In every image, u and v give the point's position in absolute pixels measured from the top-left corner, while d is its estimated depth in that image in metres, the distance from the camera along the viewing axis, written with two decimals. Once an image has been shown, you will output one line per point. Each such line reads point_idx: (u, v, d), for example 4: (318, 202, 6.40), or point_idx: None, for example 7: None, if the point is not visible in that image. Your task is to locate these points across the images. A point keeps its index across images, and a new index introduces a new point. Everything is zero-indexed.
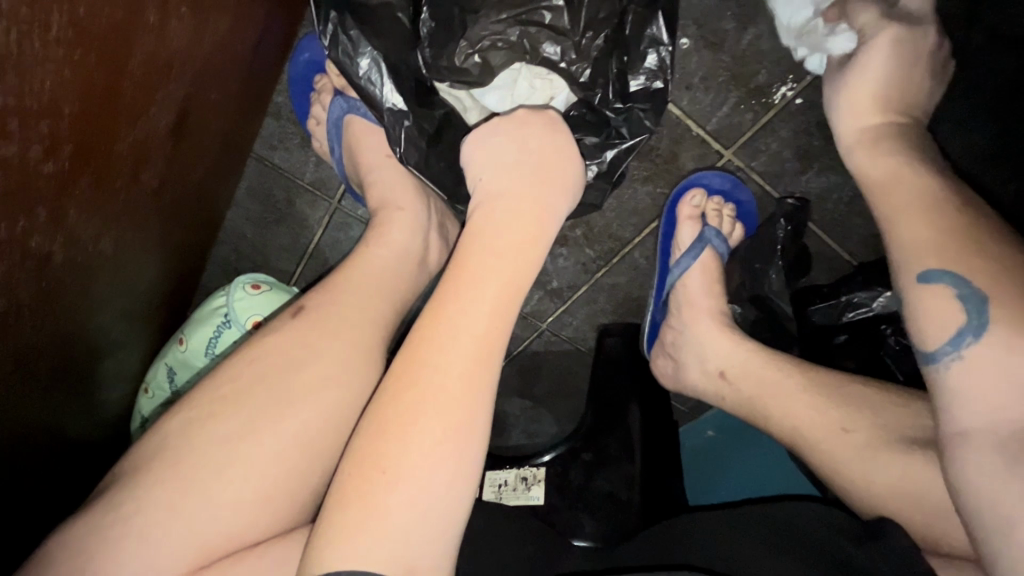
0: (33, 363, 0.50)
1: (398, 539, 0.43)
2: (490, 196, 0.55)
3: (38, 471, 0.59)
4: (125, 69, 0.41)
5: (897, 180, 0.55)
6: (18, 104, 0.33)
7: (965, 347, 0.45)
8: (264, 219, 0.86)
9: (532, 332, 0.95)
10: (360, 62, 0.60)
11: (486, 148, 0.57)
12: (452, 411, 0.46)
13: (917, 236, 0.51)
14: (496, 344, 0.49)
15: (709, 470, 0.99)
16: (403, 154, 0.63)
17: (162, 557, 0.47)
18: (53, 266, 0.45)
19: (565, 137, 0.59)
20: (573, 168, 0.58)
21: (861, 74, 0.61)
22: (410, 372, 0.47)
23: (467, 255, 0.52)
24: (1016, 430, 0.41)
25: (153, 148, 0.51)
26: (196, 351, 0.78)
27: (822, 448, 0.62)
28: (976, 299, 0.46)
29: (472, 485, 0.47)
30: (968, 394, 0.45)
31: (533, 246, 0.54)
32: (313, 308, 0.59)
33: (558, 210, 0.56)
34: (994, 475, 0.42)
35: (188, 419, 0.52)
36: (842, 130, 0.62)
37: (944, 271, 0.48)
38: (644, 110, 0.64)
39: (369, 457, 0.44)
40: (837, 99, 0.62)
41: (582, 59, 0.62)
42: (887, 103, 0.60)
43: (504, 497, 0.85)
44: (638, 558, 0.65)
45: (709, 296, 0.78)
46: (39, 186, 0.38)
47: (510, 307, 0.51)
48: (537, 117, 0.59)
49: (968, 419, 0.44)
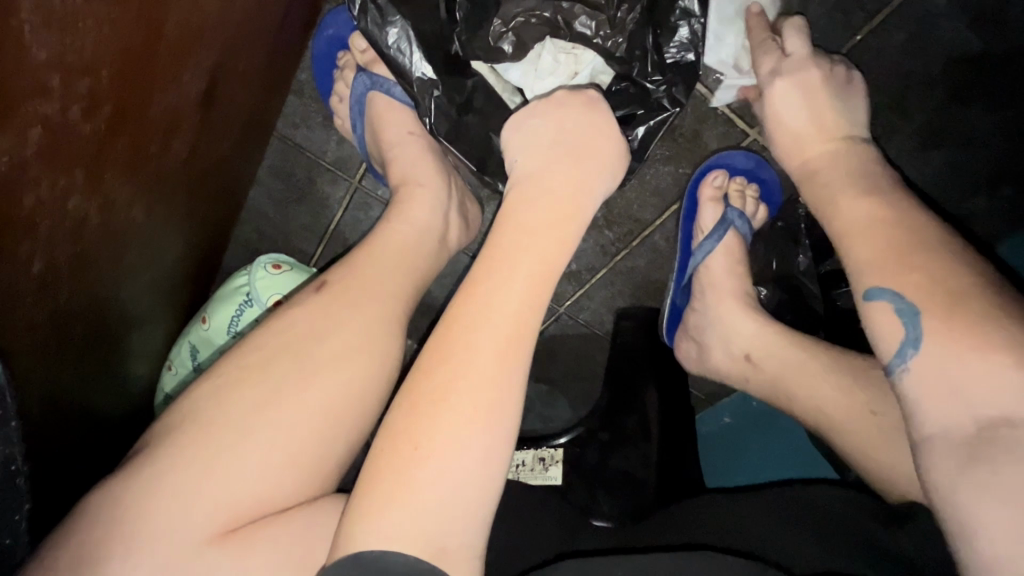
0: (69, 331, 0.51)
1: (431, 516, 0.43)
2: (525, 180, 0.55)
3: (74, 438, 0.60)
4: (161, 34, 0.41)
5: (854, 214, 0.52)
6: (59, 60, 0.33)
7: (909, 359, 0.44)
8: (286, 198, 0.87)
9: (550, 315, 0.95)
10: (389, 31, 0.60)
11: (523, 132, 0.57)
12: (486, 389, 0.46)
13: (868, 253, 0.50)
14: (529, 325, 0.49)
15: (720, 455, 0.99)
16: (433, 125, 0.64)
17: (190, 521, 0.46)
18: (90, 231, 0.46)
19: (604, 117, 0.57)
20: (614, 144, 0.57)
21: (775, 113, 0.61)
22: (444, 349, 0.47)
23: (498, 235, 0.52)
24: (969, 435, 0.39)
25: (185, 119, 0.52)
26: (219, 328, 0.79)
27: (845, 430, 0.63)
28: (910, 311, 0.45)
29: (504, 464, 0.46)
30: (923, 400, 0.43)
31: (568, 223, 0.53)
32: (339, 281, 0.60)
33: (595, 187, 0.55)
34: (957, 482, 0.39)
35: (216, 386, 0.52)
36: (789, 164, 0.61)
37: (886, 286, 0.47)
38: (677, 84, 0.63)
39: (403, 433, 0.45)
40: (773, 137, 0.62)
41: (619, 31, 0.60)
42: (824, 133, 0.59)
43: (523, 477, 0.84)
44: (651, 535, 0.64)
45: (733, 279, 0.77)
46: (77, 146, 0.38)
47: (545, 288, 0.50)
48: (577, 97, 0.58)
49: (928, 427, 0.42)
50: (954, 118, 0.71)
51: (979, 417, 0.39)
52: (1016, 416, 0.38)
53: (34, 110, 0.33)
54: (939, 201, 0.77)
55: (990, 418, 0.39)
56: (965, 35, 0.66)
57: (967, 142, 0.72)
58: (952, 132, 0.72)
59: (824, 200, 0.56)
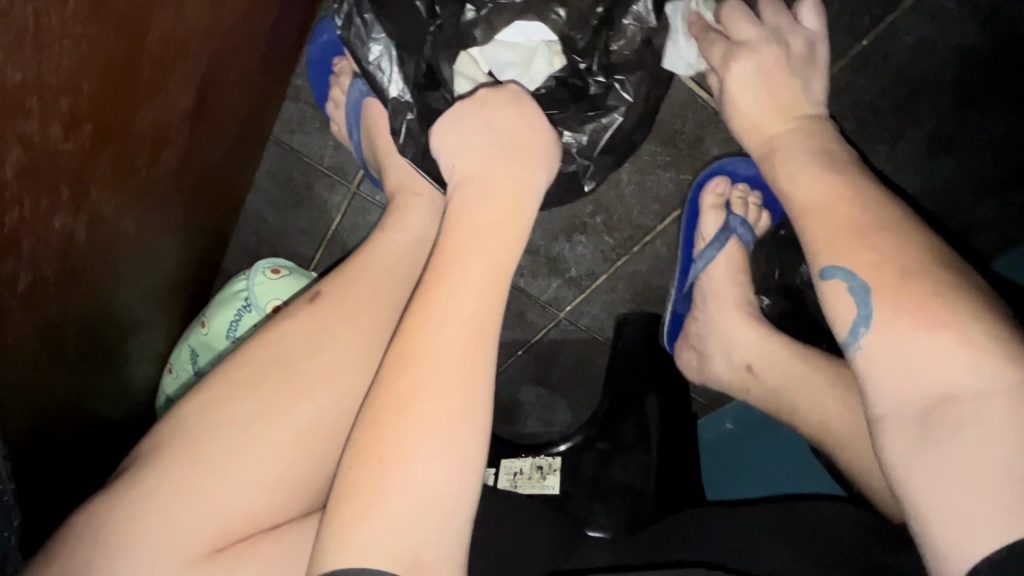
0: (61, 344, 0.50)
1: (404, 528, 0.41)
2: (464, 181, 0.51)
3: (69, 447, 0.60)
4: (144, 48, 0.41)
5: (823, 199, 0.52)
6: (36, 79, 0.32)
7: (862, 337, 0.46)
8: (283, 203, 0.86)
9: (550, 320, 0.94)
10: (372, 47, 0.60)
11: (452, 134, 0.53)
12: (450, 395, 0.44)
13: (820, 233, 0.51)
14: (487, 326, 0.46)
15: (724, 464, 0.97)
16: (402, 146, 0.61)
17: (179, 537, 0.46)
18: (78, 245, 0.45)
19: (531, 110, 0.54)
20: (544, 135, 0.53)
21: (731, 100, 0.59)
22: (402, 359, 0.44)
23: (448, 237, 0.48)
24: (916, 412, 0.42)
25: (173, 130, 0.51)
26: (218, 333, 0.78)
27: (850, 445, 0.62)
28: (862, 290, 0.46)
29: (477, 471, 0.44)
30: (876, 379, 0.45)
31: (516, 220, 0.50)
32: (332, 291, 0.60)
33: (534, 181, 0.52)
34: (906, 455, 0.42)
35: (206, 400, 0.52)
36: (750, 146, 0.60)
37: (840, 265, 0.48)
38: (623, 82, 0.61)
39: (368, 447, 0.42)
40: (732, 123, 0.61)
41: (583, 26, 0.57)
42: (779, 116, 0.58)
43: (520, 486, 0.83)
44: (646, 548, 0.64)
45: (735, 287, 0.76)
46: (60, 163, 0.38)
47: (497, 287, 0.47)
48: (499, 93, 0.54)
49: (880, 404, 0.44)
50: (963, 124, 0.69)
51: (927, 394, 0.41)
52: (959, 393, 0.40)
53: (12, 129, 0.32)
54: (947, 208, 0.75)
55: (935, 395, 0.41)
56: (972, 40, 0.64)
57: (975, 148, 0.70)
58: (961, 137, 0.70)
59: (785, 178, 0.56)
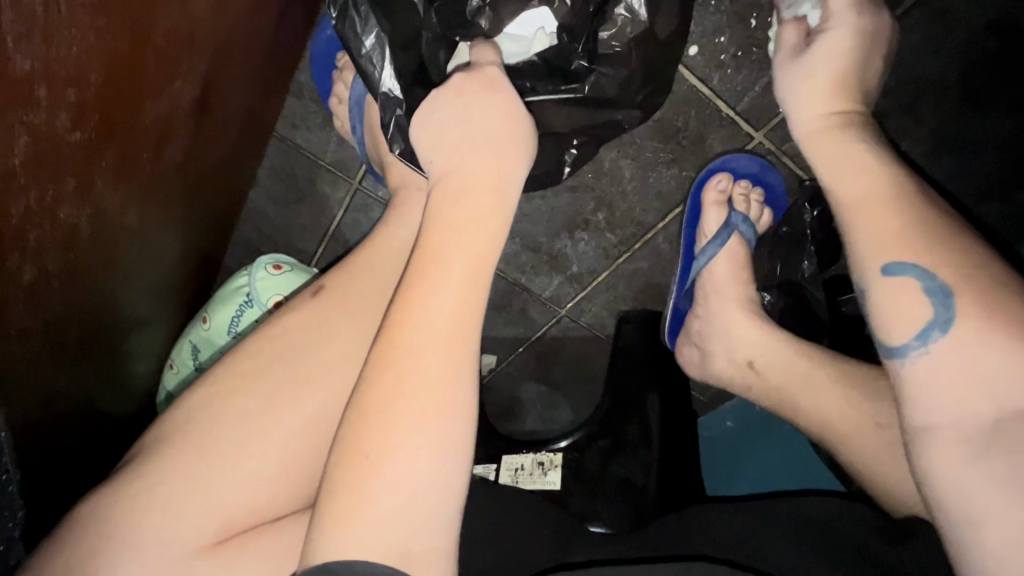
0: (64, 338, 0.50)
1: (391, 524, 0.40)
2: (442, 177, 0.49)
3: (71, 441, 0.60)
4: (150, 40, 0.41)
5: (866, 179, 0.51)
6: (44, 70, 0.32)
7: (933, 342, 0.43)
8: (285, 199, 0.87)
9: (551, 317, 0.94)
10: (365, 40, 0.58)
11: (430, 128, 0.51)
12: (433, 391, 0.42)
13: (878, 229, 0.48)
14: (470, 322, 0.45)
15: (720, 459, 0.97)
16: (389, 139, 0.62)
17: (178, 531, 0.46)
18: (83, 239, 0.46)
19: (508, 97, 0.51)
20: (522, 125, 0.51)
21: (820, 53, 0.55)
22: (386, 358, 0.43)
23: (428, 235, 0.47)
24: (985, 426, 0.40)
25: (177, 124, 0.51)
26: (219, 328, 0.78)
27: (851, 441, 0.62)
28: (942, 292, 0.44)
29: (465, 465, 0.44)
30: (933, 387, 0.43)
31: (497, 214, 0.48)
32: (335, 286, 0.60)
33: (514, 175, 0.50)
34: (966, 468, 0.40)
35: (207, 394, 0.52)
36: (801, 113, 0.57)
37: (909, 262, 0.46)
38: (607, 74, 0.61)
39: (351, 446, 0.41)
40: (796, 81, 0.57)
41: (582, 14, 0.59)
42: (850, 92, 0.56)
43: (521, 482, 0.84)
44: (646, 542, 0.64)
45: (737, 283, 0.77)
46: (65, 155, 0.38)
47: (480, 282, 0.46)
48: (475, 78, 0.51)
49: (937, 413, 0.42)
50: (967, 122, 0.69)
51: (1001, 409, 0.40)
52: None
53: (19, 119, 0.32)
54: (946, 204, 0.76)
55: (1013, 411, 0.39)
56: (976, 39, 0.64)
57: (978, 147, 0.71)
58: (964, 137, 0.70)
59: (828, 156, 0.54)
